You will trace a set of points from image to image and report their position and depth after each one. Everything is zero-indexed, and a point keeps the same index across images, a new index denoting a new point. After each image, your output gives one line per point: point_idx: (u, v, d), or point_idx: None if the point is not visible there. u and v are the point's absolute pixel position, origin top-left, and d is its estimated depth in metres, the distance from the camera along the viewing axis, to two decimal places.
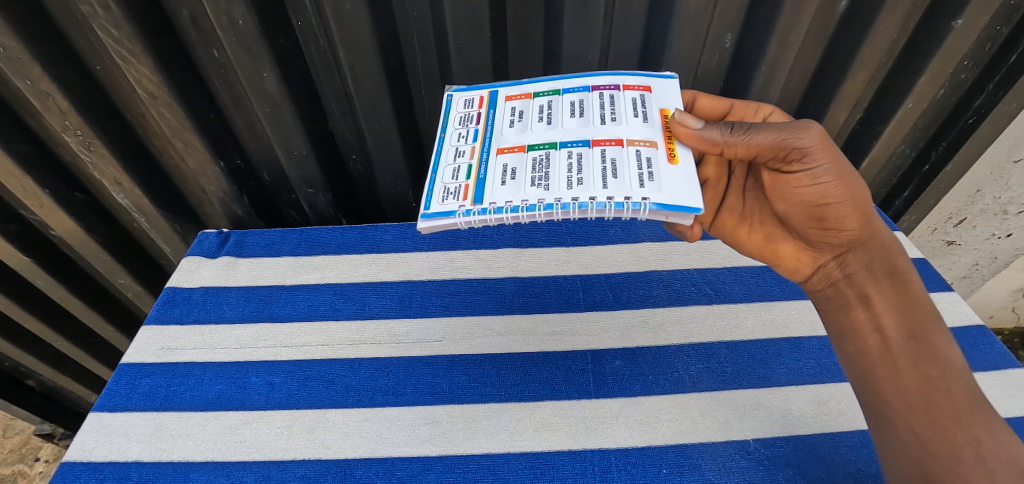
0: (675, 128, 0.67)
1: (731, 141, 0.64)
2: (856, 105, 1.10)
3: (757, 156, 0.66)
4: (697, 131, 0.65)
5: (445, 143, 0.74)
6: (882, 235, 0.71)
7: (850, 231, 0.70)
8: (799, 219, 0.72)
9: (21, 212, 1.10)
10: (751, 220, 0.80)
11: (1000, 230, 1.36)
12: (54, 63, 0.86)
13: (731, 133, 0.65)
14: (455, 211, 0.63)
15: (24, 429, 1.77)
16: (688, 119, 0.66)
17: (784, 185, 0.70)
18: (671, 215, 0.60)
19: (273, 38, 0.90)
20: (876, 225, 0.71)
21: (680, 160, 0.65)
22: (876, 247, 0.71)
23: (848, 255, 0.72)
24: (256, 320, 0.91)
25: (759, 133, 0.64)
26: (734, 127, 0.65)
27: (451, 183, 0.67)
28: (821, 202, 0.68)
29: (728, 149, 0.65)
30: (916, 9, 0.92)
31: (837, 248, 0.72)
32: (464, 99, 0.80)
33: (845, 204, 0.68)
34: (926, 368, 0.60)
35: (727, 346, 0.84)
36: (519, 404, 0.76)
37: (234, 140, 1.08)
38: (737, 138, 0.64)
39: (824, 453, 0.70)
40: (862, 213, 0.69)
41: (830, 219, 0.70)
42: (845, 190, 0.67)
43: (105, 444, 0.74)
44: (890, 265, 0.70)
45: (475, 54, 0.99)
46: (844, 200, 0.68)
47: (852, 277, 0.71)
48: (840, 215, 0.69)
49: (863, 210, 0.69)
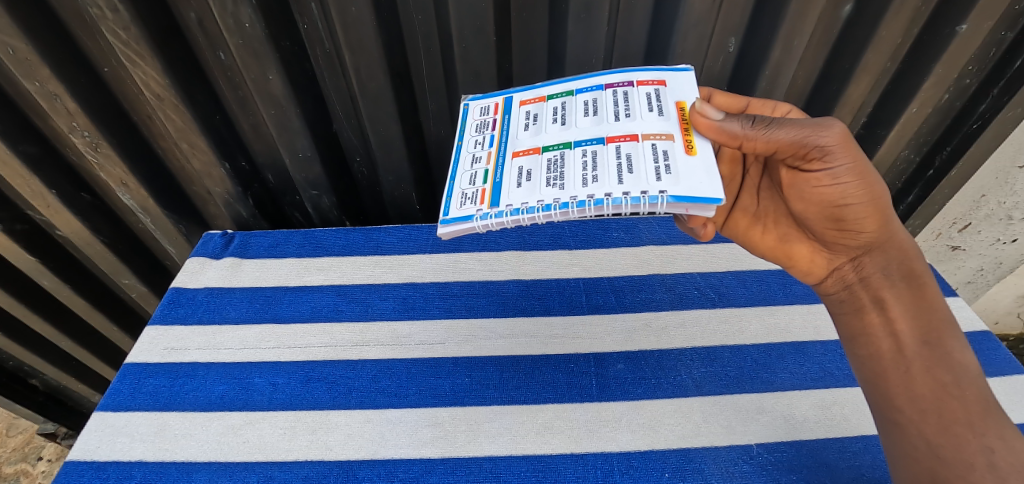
0: (695, 118, 0.66)
1: (751, 135, 0.64)
2: (859, 109, 1.10)
3: (777, 153, 0.66)
4: (717, 123, 0.64)
5: (461, 150, 0.74)
6: (899, 239, 0.71)
7: (867, 233, 0.70)
8: (816, 219, 0.72)
9: (28, 212, 1.11)
10: (765, 220, 0.80)
11: (1006, 235, 1.36)
12: (64, 66, 0.87)
13: (752, 127, 0.64)
14: (472, 215, 0.63)
15: (27, 428, 1.78)
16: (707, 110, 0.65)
17: (803, 184, 0.70)
18: (691, 208, 0.60)
19: (279, 41, 0.91)
20: (892, 228, 0.71)
21: (699, 152, 0.65)
22: (893, 250, 0.70)
23: (864, 258, 0.72)
24: (260, 320, 0.92)
25: (780, 129, 0.64)
26: (755, 121, 0.64)
27: (468, 188, 0.68)
28: (840, 202, 0.68)
29: (747, 143, 0.64)
30: (919, 14, 0.93)
31: (853, 251, 0.72)
32: (479, 107, 0.81)
33: (864, 205, 0.68)
34: (939, 374, 0.59)
35: (730, 350, 0.84)
36: (521, 407, 0.76)
37: (240, 143, 1.09)
38: (757, 132, 0.63)
39: (828, 458, 0.70)
40: (880, 214, 0.69)
41: (849, 221, 0.70)
42: (865, 191, 0.67)
43: (109, 443, 0.75)
44: (907, 269, 0.69)
45: (479, 57, 0.99)
46: (864, 201, 0.68)
47: (867, 281, 0.70)
48: (858, 215, 0.69)
49: (882, 212, 0.69)
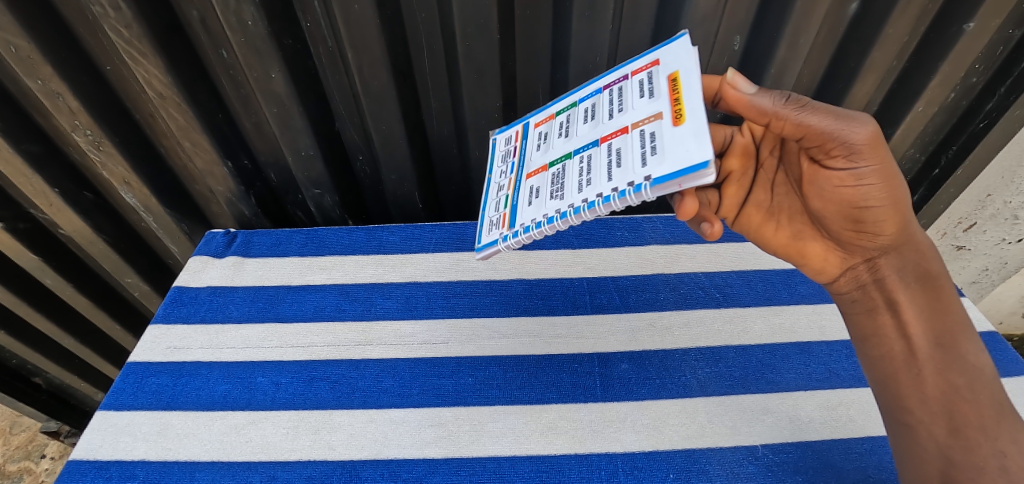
0: (724, 90, 0.60)
1: (782, 114, 0.60)
2: (865, 108, 1.09)
3: (805, 140, 0.62)
4: (748, 98, 0.60)
5: (490, 182, 0.80)
6: (917, 240, 0.69)
7: (886, 235, 0.68)
8: (835, 218, 0.70)
9: (31, 210, 1.11)
10: (778, 217, 0.78)
11: (1011, 235, 1.35)
12: (66, 64, 0.87)
13: (783, 107, 0.60)
14: (497, 240, 0.68)
15: (30, 426, 1.79)
16: (742, 81, 0.59)
17: (825, 181, 0.68)
18: (684, 182, 0.51)
19: (282, 39, 0.91)
20: (911, 229, 0.69)
21: (687, 119, 0.56)
22: (910, 252, 0.69)
23: (880, 259, 0.70)
24: (262, 319, 0.91)
25: (813, 114, 0.60)
26: (788, 101, 0.60)
27: (494, 215, 0.73)
28: (863, 202, 0.66)
29: (777, 122, 0.60)
30: (927, 11, 0.92)
31: (870, 252, 0.71)
32: (504, 139, 0.85)
33: (887, 206, 0.66)
34: (952, 376, 0.59)
35: (735, 350, 0.83)
36: (525, 407, 0.76)
37: (242, 141, 1.08)
38: (790, 112, 0.59)
39: (834, 459, 0.70)
40: (902, 217, 0.67)
41: (868, 221, 0.68)
42: (890, 191, 0.65)
43: (112, 442, 0.75)
44: (923, 271, 0.68)
45: (483, 55, 0.98)
46: (886, 202, 0.66)
47: (882, 282, 0.69)
48: (879, 216, 0.67)
49: (903, 213, 0.67)
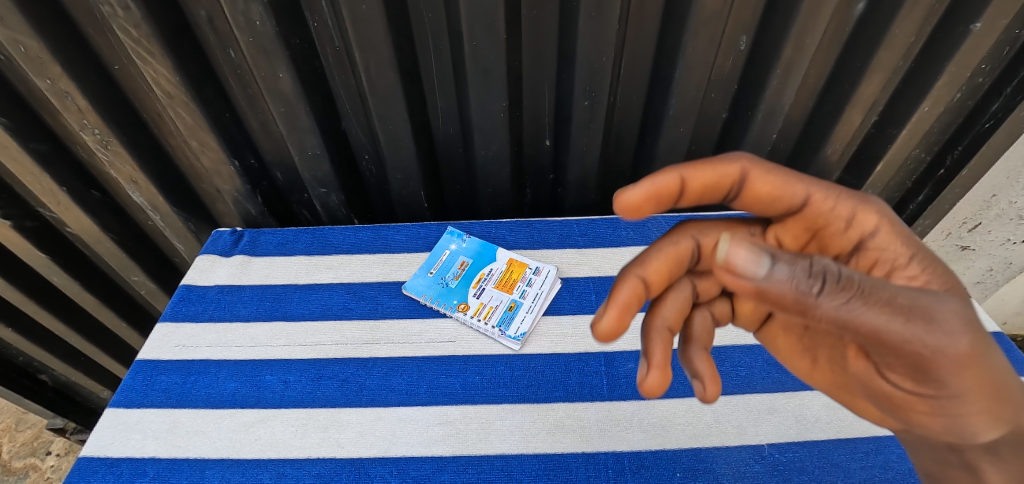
0: (719, 273, 0.37)
1: (808, 314, 0.37)
2: (871, 108, 1.09)
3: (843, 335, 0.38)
4: (756, 284, 0.36)
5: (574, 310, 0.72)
6: (1008, 408, 0.45)
7: (960, 408, 0.44)
8: (883, 368, 0.47)
9: (39, 208, 1.12)
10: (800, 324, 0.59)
11: (1016, 235, 1.35)
12: (75, 63, 0.88)
13: (807, 303, 0.36)
14: None
15: (37, 423, 1.80)
16: (743, 256, 0.36)
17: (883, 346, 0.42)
18: None
19: (290, 39, 0.91)
20: (1000, 401, 0.45)
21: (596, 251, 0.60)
22: (988, 420, 0.45)
23: (923, 426, 0.48)
24: (270, 318, 0.92)
25: (857, 309, 0.36)
26: (812, 277, 0.36)
27: None
28: (916, 385, 0.45)
29: (805, 318, 0.37)
30: (934, 11, 0.92)
31: (913, 418, 0.48)
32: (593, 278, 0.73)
33: (965, 380, 0.42)
34: None
35: (741, 350, 0.83)
36: (533, 405, 0.76)
37: (248, 141, 1.09)
38: (811, 311, 0.36)
39: (840, 459, 0.70)
40: (993, 387, 0.43)
41: (943, 390, 0.43)
42: (974, 372, 0.41)
43: (122, 439, 0.75)
44: (991, 433, 0.46)
45: (489, 56, 0.97)
46: (961, 385, 0.42)
47: (925, 433, 0.49)
48: (947, 391, 0.43)
49: (993, 382, 0.43)
